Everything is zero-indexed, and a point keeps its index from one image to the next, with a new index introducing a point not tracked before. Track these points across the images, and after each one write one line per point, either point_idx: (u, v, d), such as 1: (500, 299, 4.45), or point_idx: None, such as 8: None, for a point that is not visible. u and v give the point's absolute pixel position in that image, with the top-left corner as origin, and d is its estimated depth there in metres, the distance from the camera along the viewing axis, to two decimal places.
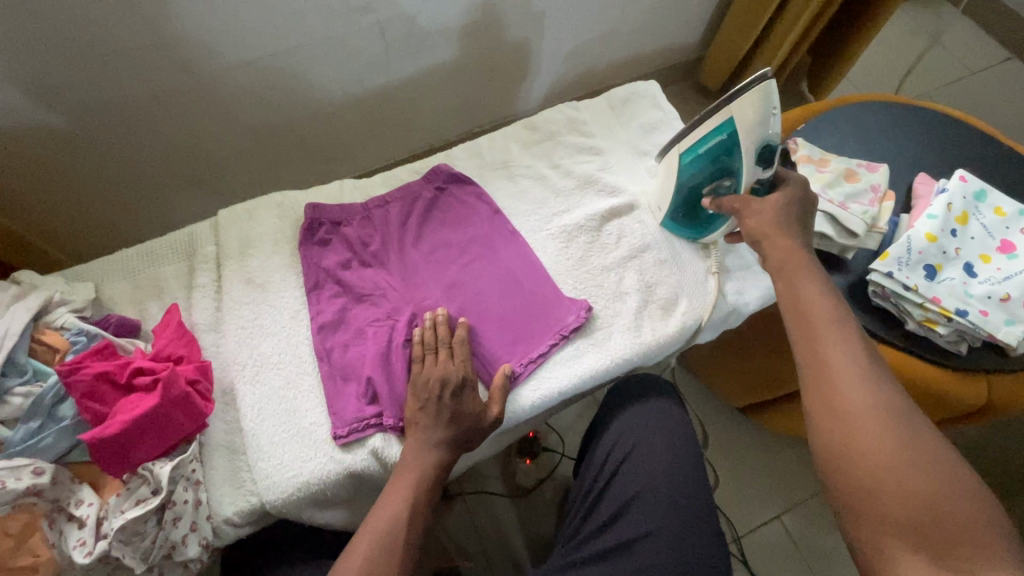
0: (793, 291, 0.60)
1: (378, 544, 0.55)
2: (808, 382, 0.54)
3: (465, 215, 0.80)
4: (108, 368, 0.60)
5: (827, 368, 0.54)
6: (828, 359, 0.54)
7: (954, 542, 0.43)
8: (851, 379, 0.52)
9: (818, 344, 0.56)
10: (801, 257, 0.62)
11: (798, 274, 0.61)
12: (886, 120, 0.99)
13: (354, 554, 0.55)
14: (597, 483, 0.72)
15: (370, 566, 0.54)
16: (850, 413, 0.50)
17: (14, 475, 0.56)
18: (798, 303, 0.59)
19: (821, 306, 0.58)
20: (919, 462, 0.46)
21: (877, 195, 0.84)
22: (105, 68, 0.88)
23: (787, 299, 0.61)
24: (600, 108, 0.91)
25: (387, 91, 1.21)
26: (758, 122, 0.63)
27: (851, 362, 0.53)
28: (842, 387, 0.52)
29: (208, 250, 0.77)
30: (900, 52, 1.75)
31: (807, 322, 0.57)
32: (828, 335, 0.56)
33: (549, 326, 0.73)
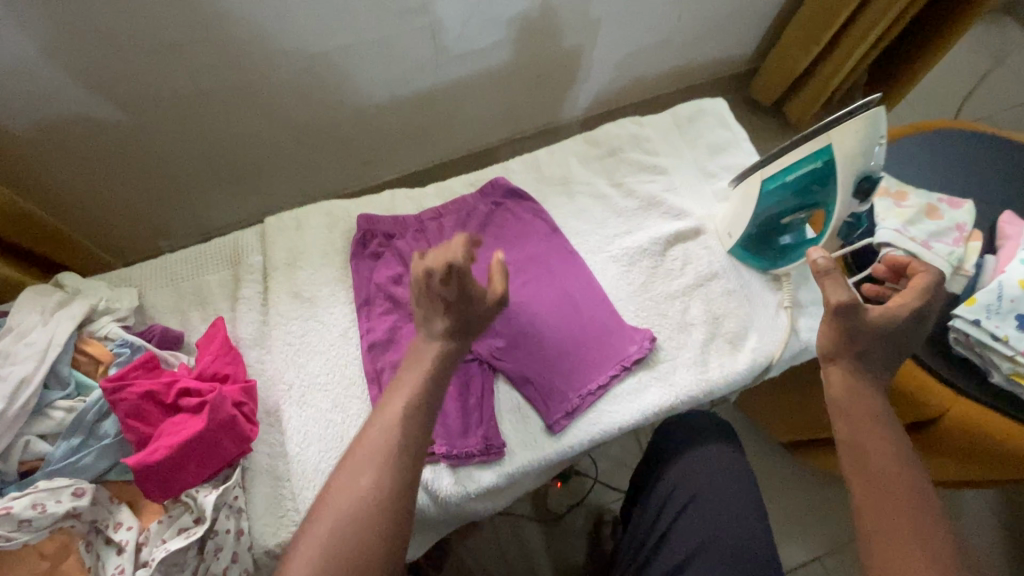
0: (851, 405, 0.57)
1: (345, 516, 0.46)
2: (868, 557, 0.50)
3: (522, 233, 0.76)
4: (154, 387, 0.58)
5: (892, 545, 0.49)
6: (892, 535, 0.50)
7: None
8: (918, 564, 0.48)
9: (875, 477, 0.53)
10: (864, 396, 0.57)
11: (862, 420, 0.56)
12: (969, 150, 0.92)
13: (320, 518, 0.46)
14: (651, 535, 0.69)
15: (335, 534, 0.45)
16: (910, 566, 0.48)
17: (54, 498, 0.53)
18: (860, 458, 0.54)
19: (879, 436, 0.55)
20: None
21: (962, 234, 0.78)
22: (154, 63, 0.86)
23: (848, 449, 0.56)
24: (666, 125, 0.85)
25: (433, 94, 1.17)
26: (861, 153, 0.57)
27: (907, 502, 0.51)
28: (900, 534, 0.50)
29: (255, 259, 0.74)
30: (961, 73, 1.67)
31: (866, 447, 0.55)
32: (893, 505, 0.51)
33: (608, 356, 0.69)
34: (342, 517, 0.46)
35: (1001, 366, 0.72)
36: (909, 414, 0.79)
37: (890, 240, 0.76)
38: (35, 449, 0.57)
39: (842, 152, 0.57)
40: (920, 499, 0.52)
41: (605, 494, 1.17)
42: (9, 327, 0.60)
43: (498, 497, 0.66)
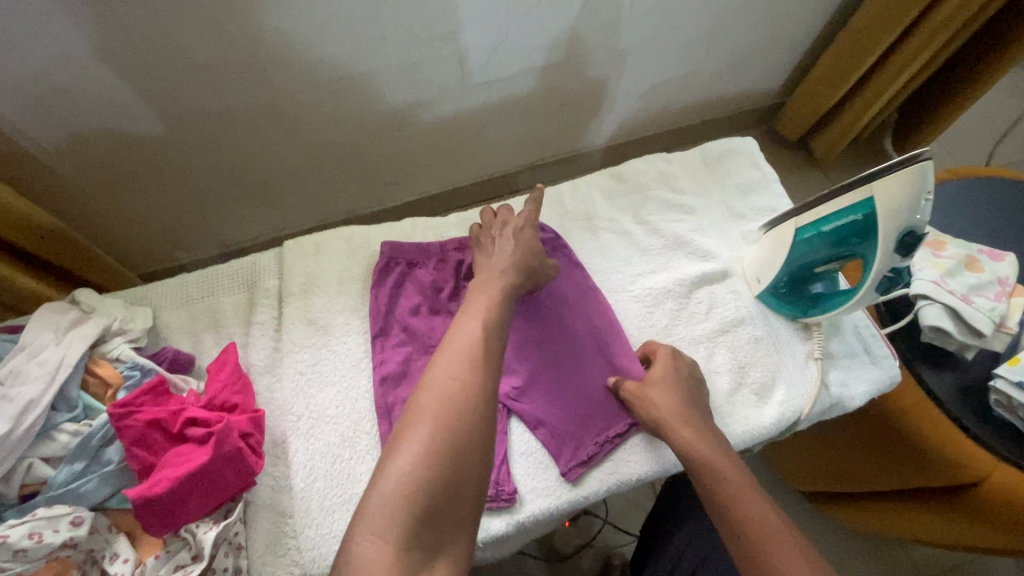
0: (693, 455, 0.56)
1: (439, 417, 0.46)
2: None
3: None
4: (161, 415, 0.56)
5: None
6: None
7: None
8: None
9: (739, 525, 0.51)
10: (740, 477, 0.54)
11: (747, 512, 0.51)
12: (1009, 200, 0.89)
13: (414, 428, 0.45)
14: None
15: (434, 437, 0.44)
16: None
17: (52, 526, 0.51)
18: (759, 564, 0.48)
19: (734, 481, 0.53)
20: None
21: (1005, 289, 0.74)
22: (183, 82, 0.87)
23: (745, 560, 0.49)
24: (693, 163, 0.83)
25: (456, 120, 1.17)
26: (905, 207, 0.53)
27: (776, 535, 0.49)
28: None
29: (271, 283, 0.73)
30: (994, 115, 1.63)
31: (726, 496, 0.53)
32: None
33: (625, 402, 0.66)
34: (437, 408, 0.46)
35: None
36: (941, 478, 0.74)
37: (927, 292, 0.73)
38: (37, 472, 0.56)
39: (884, 206, 0.54)
40: None
41: (614, 535, 1.12)
42: (21, 345, 0.60)
43: (506, 547, 0.63)
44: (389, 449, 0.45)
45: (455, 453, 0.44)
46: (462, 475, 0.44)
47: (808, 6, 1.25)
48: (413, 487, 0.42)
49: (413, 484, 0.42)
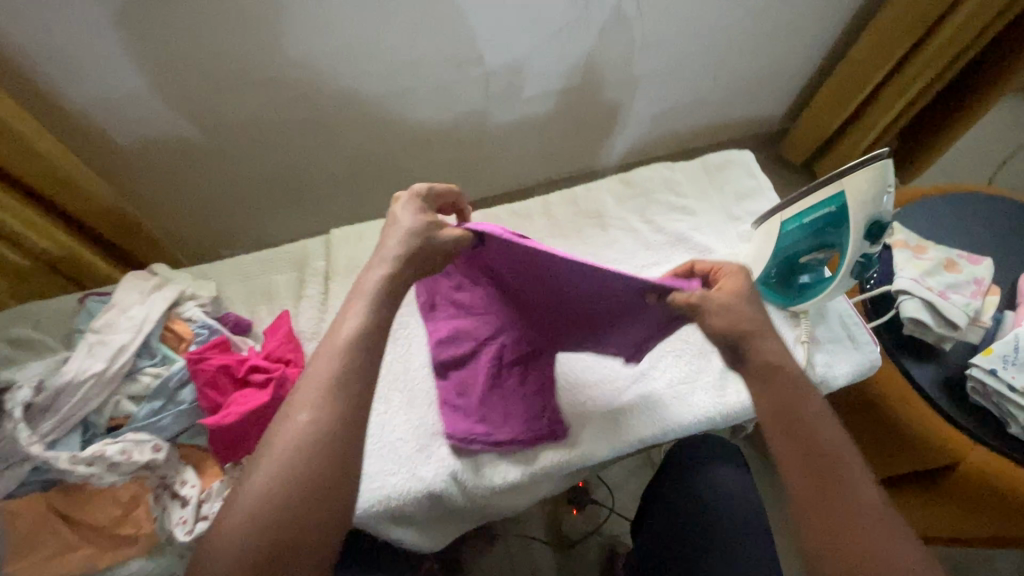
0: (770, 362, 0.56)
1: (284, 458, 0.47)
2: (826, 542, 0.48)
3: (502, 257, 0.67)
4: (229, 362, 0.66)
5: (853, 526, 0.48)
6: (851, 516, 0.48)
7: None
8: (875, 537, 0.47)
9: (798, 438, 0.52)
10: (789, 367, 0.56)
11: (794, 397, 0.54)
12: (992, 213, 0.96)
13: (258, 465, 0.47)
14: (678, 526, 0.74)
15: (270, 482, 0.46)
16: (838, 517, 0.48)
17: (138, 449, 0.61)
18: (806, 440, 0.52)
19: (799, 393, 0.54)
20: None
21: (980, 288, 0.81)
22: (246, 93, 1.00)
23: (790, 434, 0.53)
24: (695, 171, 0.93)
25: (480, 135, 1.29)
26: (869, 199, 0.62)
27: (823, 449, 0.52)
28: (835, 464, 0.51)
29: (319, 264, 0.84)
30: (997, 143, 1.70)
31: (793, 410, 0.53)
32: (843, 486, 0.50)
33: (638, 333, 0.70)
34: (286, 447, 0.47)
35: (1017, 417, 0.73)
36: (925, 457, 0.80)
37: (907, 288, 0.81)
38: (124, 408, 0.65)
39: (853, 199, 0.63)
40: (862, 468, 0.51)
41: (619, 525, 1.18)
42: (113, 303, 0.71)
43: (519, 495, 0.71)
44: (242, 479, 0.47)
45: (298, 494, 0.46)
46: (318, 516, 0.46)
47: (807, 39, 1.36)
48: (249, 521, 0.44)
49: (246, 525, 0.44)
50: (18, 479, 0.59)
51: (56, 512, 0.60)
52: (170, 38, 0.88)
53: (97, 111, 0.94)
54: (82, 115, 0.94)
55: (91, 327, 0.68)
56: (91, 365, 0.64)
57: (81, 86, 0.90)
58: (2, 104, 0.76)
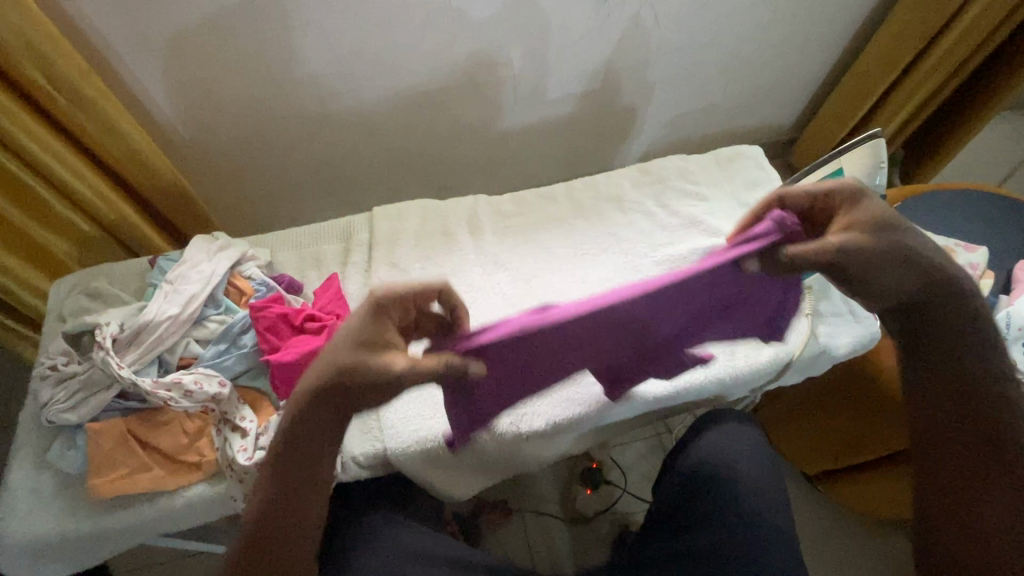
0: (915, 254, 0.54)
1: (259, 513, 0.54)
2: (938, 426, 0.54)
3: (514, 358, 0.52)
4: (288, 311, 0.74)
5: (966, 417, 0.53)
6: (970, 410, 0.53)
7: None
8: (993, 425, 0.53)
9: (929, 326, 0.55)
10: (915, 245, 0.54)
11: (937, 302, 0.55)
12: (990, 208, 1.01)
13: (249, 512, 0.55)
14: (687, 487, 0.75)
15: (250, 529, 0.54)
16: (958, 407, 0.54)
17: (208, 381, 0.68)
18: (949, 338, 0.55)
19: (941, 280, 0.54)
20: None
21: (977, 272, 0.89)
22: (297, 86, 1.10)
23: (930, 330, 0.56)
24: (708, 162, 1.00)
25: (506, 134, 1.37)
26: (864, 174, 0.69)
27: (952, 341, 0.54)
28: (964, 357, 0.54)
29: (363, 237, 0.92)
30: (1008, 152, 1.74)
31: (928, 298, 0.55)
32: (968, 379, 0.54)
33: (760, 312, 0.63)
34: (260, 503, 0.54)
35: None
36: None
37: None
38: (192, 349, 0.73)
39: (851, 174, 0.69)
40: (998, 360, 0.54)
41: (632, 505, 1.23)
42: (183, 259, 0.79)
43: (545, 446, 0.77)
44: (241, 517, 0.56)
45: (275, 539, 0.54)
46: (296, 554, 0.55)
47: (815, 51, 1.44)
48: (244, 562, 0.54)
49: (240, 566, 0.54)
50: (103, 404, 0.67)
51: (133, 436, 0.67)
52: (235, 32, 0.98)
53: (165, 99, 1.04)
54: (151, 102, 1.04)
55: (165, 279, 0.76)
56: (167, 309, 0.72)
57: (153, 75, 1.00)
58: (94, 86, 0.85)
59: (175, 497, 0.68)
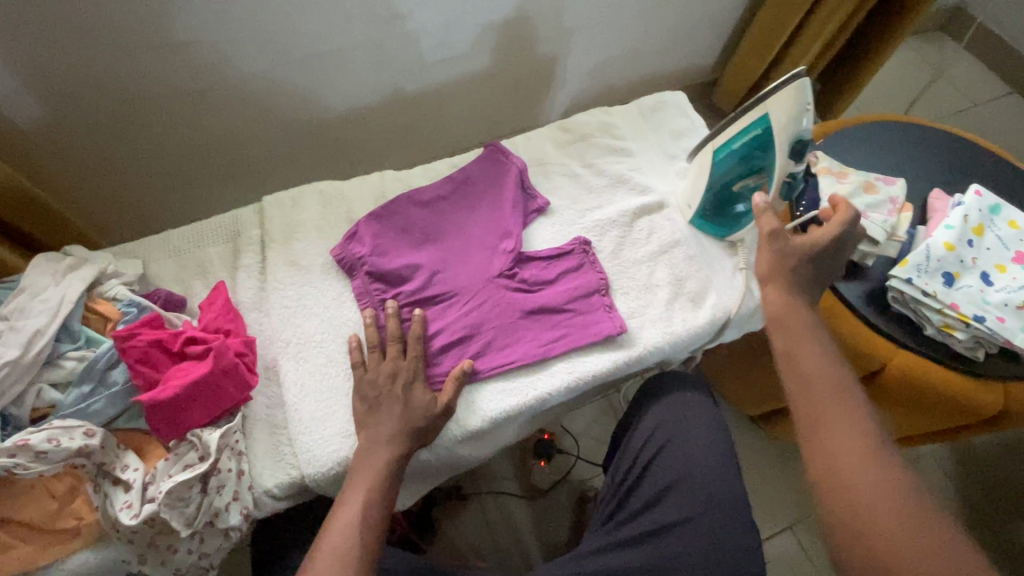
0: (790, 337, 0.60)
1: None
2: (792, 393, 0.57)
3: (390, 241, 0.78)
4: (163, 335, 0.62)
5: (798, 368, 0.58)
6: (806, 374, 0.57)
7: (882, 491, 0.49)
8: (815, 371, 0.57)
9: (812, 409, 0.55)
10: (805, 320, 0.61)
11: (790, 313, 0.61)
12: (906, 137, 1.01)
13: None
14: (632, 480, 0.74)
15: None
16: (809, 361, 0.58)
17: (69, 435, 0.56)
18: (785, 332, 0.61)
19: (875, 500, 0.49)
20: (855, 443, 0.52)
21: (895, 206, 0.87)
22: (155, 59, 0.91)
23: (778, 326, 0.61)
24: (631, 113, 0.93)
25: (417, 96, 1.24)
26: (794, 116, 0.65)
27: (876, 490, 0.50)
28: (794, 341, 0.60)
29: (254, 232, 0.80)
30: (914, 78, 1.78)
31: (866, 543, 0.48)
32: (803, 349, 0.59)
33: (520, 201, 0.82)
34: None
35: (932, 319, 0.80)
36: (858, 369, 0.86)
37: None
38: (47, 397, 0.60)
39: (779, 116, 0.65)
40: (824, 351, 0.59)
41: (587, 470, 1.22)
42: (21, 288, 0.64)
43: (484, 443, 0.72)
44: None
45: None
46: None
47: None
48: None
49: None
50: None
51: None
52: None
53: None
54: None
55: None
56: (3, 352, 0.58)
57: None
58: None
59: (54, 571, 0.58)
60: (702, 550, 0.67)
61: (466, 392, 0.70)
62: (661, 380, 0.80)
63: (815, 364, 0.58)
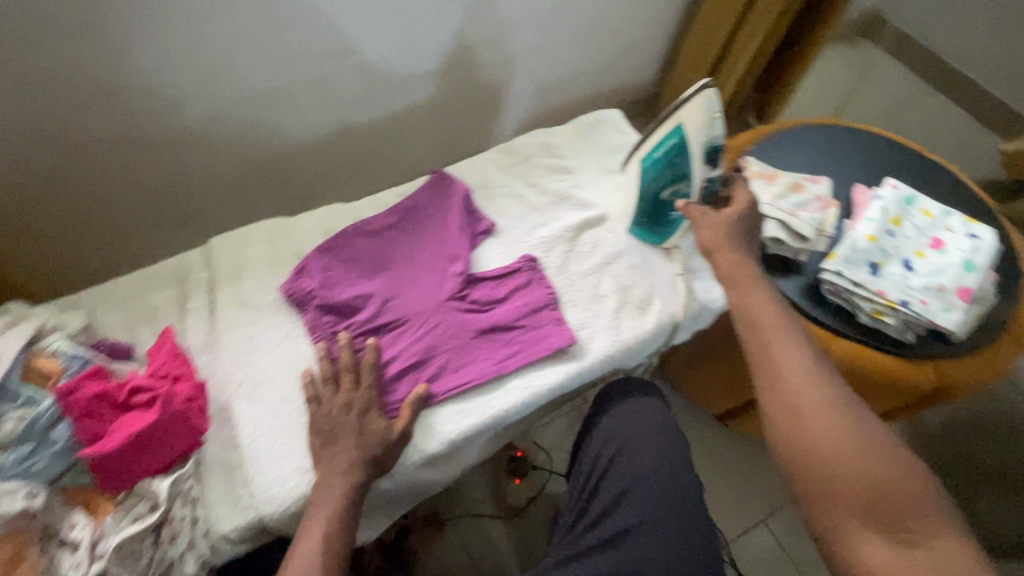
0: (754, 323, 0.62)
1: None
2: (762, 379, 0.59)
3: (339, 273, 0.78)
4: (106, 387, 0.61)
5: (768, 352, 0.60)
6: (775, 357, 0.59)
7: (859, 461, 0.52)
8: (784, 352, 0.59)
9: (785, 391, 0.57)
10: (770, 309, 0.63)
11: (752, 303, 0.64)
12: (829, 137, 1.07)
13: None
14: (590, 487, 0.76)
15: None
16: (776, 344, 0.60)
17: (9, 497, 0.54)
18: (748, 318, 0.63)
19: (829, 434, 0.54)
20: (829, 418, 0.54)
21: (822, 204, 0.93)
22: (94, 110, 0.90)
23: (741, 316, 0.64)
24: (569, 133, 0.97)
25: (370, 129, 1.25)
26: (703, 123, 0.72)
27: (854, 462, 0.52)
28: (760, 327, 0.62)
29: (202, 275, 0.80)
30: (841, 82, 1.90)
31: (825, 475, 0.52)
32: (770, 335, 0.61)
33: (467, 223, 0.84)
34: None
35: (864, 307, 0.85)
36: None
37: (767, 212, 0.88)
38: None
39: (691, 124, 0.72)
40: (789, 332, 0.61)
41: (562, 484, 1.23)
42: None
43: (445, 465, 0.72)
44: None
45: None
46: None
47: (660, 7, 1.46)
48: None
49: None
50: None
51: None
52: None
53: None
54: None
55: None
56: None
57: None
58: None
59: None
60: (657, 551, 0.69)
61: (422, 417, 0.70)
62: (618, 386, 0.82)
63: (768, 332, 0.61)
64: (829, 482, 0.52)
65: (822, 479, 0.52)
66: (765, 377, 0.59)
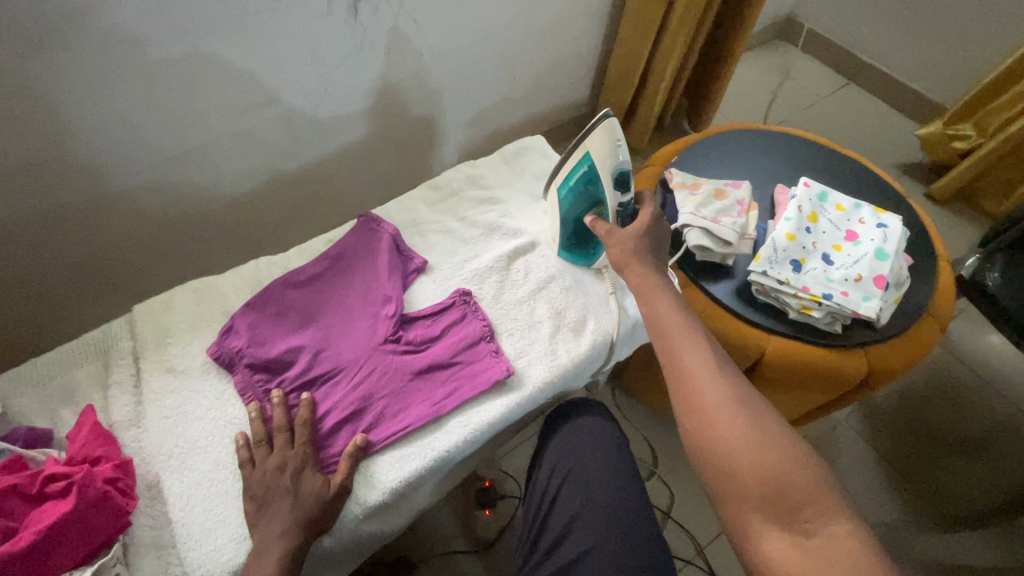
0: (663, 328, 0.65)
1: None
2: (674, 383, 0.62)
3: (268, 329, 0.77)
4: (17, 480, 0.58)
5: (677, 356, 0.63)
6: (684, 361, 0.62)
7: (762, 457, 0.55)
8: (691, 355, 0.62)
9: (694, 393, 0.60)
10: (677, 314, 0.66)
11: (659, 307, 0.67)
12: (747, 143, 1.12)
13: None
14: (542, 517, 0.75)
15: None
16: (684, 348, 0.63)
17: None
18: (658, 324, 0.66)
19: (735, 433, 0.57)
20: (733, 418, 0.57)
21: (743, 207, 0.95)
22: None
23: (652, 322, 0.67)
24: (494, 163, 0.99)
25: (304, 173, 1.15)
26: (607, 152, 0.75)
27: (757, 458, 0.55)
28: (668, 331, 0.65)
29: (125, 345, 0.77)
30: (765, 83, 1.99)
31: (732, 473, 0.55)
32: (679, 339, 0.64)
33: (397, 264, 0.84)
34: None
35: (791, 304, 0.88)
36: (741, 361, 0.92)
37: (687, 221, 0.92)
38: None
39: (596, 153, 0.75)
40: (696, 335, 0.64)
41: None
42: None
43: (391, 513, 0.71)
44: None
45: None
46: None
47: (583, 29, 1.51)
48: None
49: None
50: None
51: None
52: None
53: None
54: None
55: None
56: None
57: None
58: None
59: None
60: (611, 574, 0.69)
61: (362, 468, 0.69)
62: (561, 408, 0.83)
63: (677, 336, 0.64)
64: (735, 480, 0.55)
65: (729, 477, 0.55)
66: (676, 381, 0.62)
